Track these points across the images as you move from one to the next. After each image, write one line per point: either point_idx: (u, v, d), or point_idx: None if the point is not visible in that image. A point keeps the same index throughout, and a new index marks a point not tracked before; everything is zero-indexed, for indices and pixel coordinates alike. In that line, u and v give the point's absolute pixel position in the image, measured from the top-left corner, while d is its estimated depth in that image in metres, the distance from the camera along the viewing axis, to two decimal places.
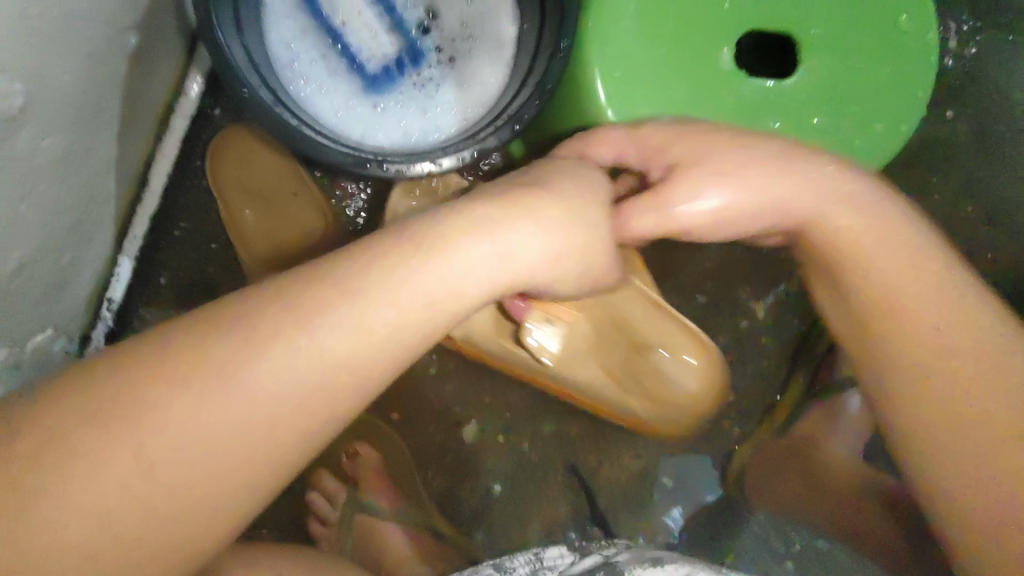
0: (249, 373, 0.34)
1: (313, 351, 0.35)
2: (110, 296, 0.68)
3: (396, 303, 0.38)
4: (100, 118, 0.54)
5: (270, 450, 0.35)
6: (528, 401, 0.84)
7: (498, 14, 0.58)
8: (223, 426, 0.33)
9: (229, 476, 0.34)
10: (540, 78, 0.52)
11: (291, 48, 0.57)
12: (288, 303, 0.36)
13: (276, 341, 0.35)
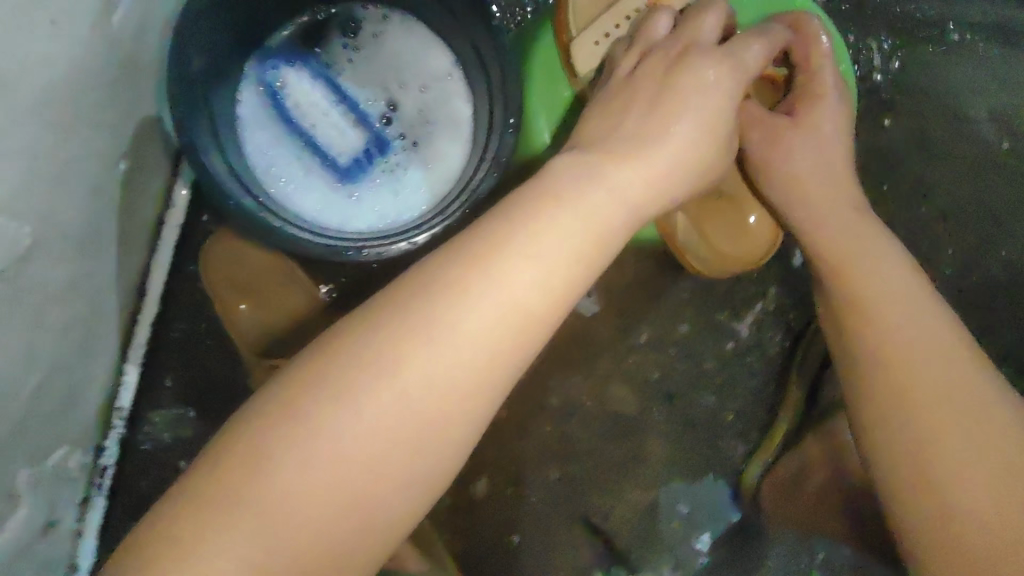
0: (338, 427, 0.37)
1: (397, 394, 0.38)
2: (119, 405, 0.71)
3: (464, 328, 0.39)
4: (98, 241, 0.59)
5: (379, 490, 0.38)
6: (533, 449, 0.86)
7: (452, 99, 0.63)
8: (350, 461, 0.37)
9: (346, 524, 0.37)
10: (495, 152, 0.57)
11: (268, 155, 0.62)
12: (361, 354, 0.38)
13: (356, 393, 0.37)
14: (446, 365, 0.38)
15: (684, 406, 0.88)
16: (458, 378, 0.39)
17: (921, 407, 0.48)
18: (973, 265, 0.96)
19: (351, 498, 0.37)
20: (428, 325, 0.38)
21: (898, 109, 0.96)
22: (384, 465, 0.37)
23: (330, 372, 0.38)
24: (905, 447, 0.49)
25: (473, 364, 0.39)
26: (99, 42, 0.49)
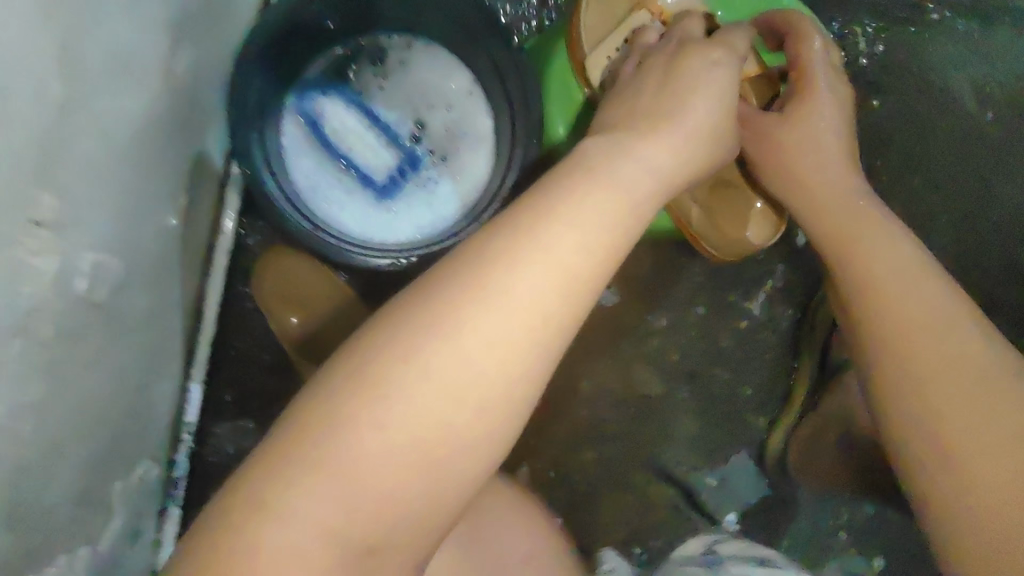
0: (400, 394, 0.37)
1: (457, 360, 0.38)
2: (186, 420, 0.76)
3: (517, 290, 0.39)
4: (166, 270, 0.64)
5: (437, 459, 0.37)
6: (567, 435, 0.91)
7: (476, 115, 0.69)
8: (413, 426, 0.37)
9: (406, 493, 0.37)
10: (519, 163, 0.63)
11: (313, 180, 0.68)
12: (422, 322, 0.39)
13: (417, 359, 0.38)
14: (501, 328, 0.39)
15: (705, 383, 0.94)
16: (515, 340, 0.39)
17: (915, 355, 0.50)
18: (966, 230, 1.02)
19: (414, 461, 0.37)
20: (480, 289, 0.39)
21: (885, 86, 1.01)
22: (443, 431, 0.37)
23: (390, 340, 0.38)
24: (913, 395, 0.49)
25: (526, 327, 0.39)
26: (165, 92, 0.55)
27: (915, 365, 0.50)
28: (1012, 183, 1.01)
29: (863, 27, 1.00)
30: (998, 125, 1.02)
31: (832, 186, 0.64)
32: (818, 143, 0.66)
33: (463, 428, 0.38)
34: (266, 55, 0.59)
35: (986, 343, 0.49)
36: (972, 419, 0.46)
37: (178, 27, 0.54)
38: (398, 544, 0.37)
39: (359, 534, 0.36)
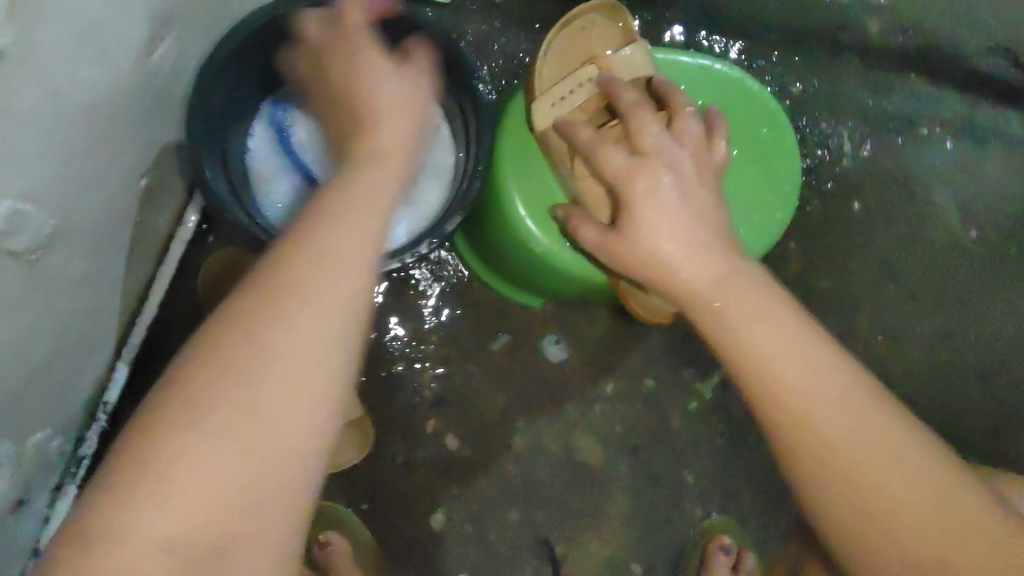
0: (232, 399, 0.39)
1: (280, 358, 0.40)
2: (106, 399, 0.77)
3: (307, 282, 0.43)
4: (113, 246, 0.66)
5: (278, 450, 0.40)
6: (493, 490, 0.87)
7: (438, 147, 0.72)
8: (245, 427, 0.39)
9: (249, 490, 0.39)
10: (463, 196, 0.65)
11: (270, 183, 0.71)
12: (243, 329, 0.41)
13: (241, 362, 0.40)
14: (301, 316, 0.42)
15: (646, 461, 0.90)
16: (311, 325, 0.42)
17: (822, 429, 0.47)
18: (939, 347, 1.00)
19: (240, 455, 0.39)
20: (271, 290, 0.42)
21: (869, 192, 1.01)
22: (275, 426, 0.40)
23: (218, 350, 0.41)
24: (835, 473, 0.46)
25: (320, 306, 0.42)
26: (138, 74, 0.57)
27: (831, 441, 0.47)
28: (991, 309, 1.01)
29: (849, 132, 1.03)
30: (983, 248, 1.03)
31: None
32: None
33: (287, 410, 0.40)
34: (240, 51, 0.63)
35: (874, 402, 0.48)
36: (892, 485, 0.45)
37: (163, 18, 0.57)
38: (248, 533, 0.39)
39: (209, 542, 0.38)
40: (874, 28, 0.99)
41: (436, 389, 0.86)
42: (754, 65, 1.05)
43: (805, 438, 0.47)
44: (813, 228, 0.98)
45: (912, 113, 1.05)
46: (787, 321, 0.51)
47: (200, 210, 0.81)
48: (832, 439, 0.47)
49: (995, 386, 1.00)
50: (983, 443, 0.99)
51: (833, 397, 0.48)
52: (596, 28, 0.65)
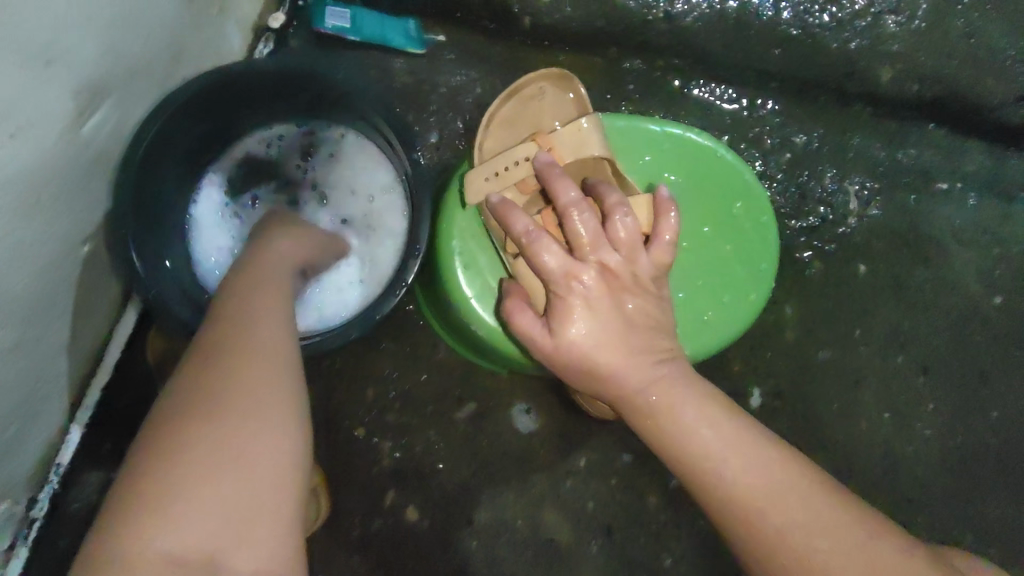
0: (210, 412, 0.39)
1: (242, 367, 0.42)
2: (58, 461, 0.75)
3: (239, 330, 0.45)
4: (52, 311, 0.65)
5: (262, 448, 0.39)
6: (455, 565, 0.82)
7: (385, 216, 0.75)
8: (224, 434, 0.38)
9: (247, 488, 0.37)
10: (398, 273, 0.64)
11: (217, 248, 0.74)
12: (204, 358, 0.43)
13: (213, 381, 0.41)
14: (250, 353, 0.44)
15: (620, 542, 0.84)
16: (261, 359, 0.44)
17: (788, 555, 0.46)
18: (955, 426, 0.91)
19: (234, 467, 0.37)
20: (210, 345, 0.44)
21: (877, 253, 0.93)
22: (252, 421, 0.40)
23: (187, 380, 0.41)
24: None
25: (264, 347, 0.45)
26: (67, 145, 0.58)
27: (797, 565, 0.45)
28: (1014, 383, 0.93)
29: (855, 188, 0.95)
30: (1008, 315, 0.94)
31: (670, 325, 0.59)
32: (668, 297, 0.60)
33: (267, 429, 0.40)
34: (183, 115, 0.64)
35: (822, 497, 0.48)
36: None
37: (95, 90, 0.58)
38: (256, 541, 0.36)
39: (212, 554, 0.35)
40: (886, 76, 0.93)
41: (396, 458, 0.82)
42: (752, 112, 0.97)
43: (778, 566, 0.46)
44: (813, 292, 0.91)
45: (927, 167, 0.97)
46: (713, 446, 0.51)
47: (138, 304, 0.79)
48: (793, 551, 0.46)
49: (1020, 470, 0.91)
50: (1005, 534, 0.90)
51: (759, 473, 0.49)
52: (544, 100, 0.65)
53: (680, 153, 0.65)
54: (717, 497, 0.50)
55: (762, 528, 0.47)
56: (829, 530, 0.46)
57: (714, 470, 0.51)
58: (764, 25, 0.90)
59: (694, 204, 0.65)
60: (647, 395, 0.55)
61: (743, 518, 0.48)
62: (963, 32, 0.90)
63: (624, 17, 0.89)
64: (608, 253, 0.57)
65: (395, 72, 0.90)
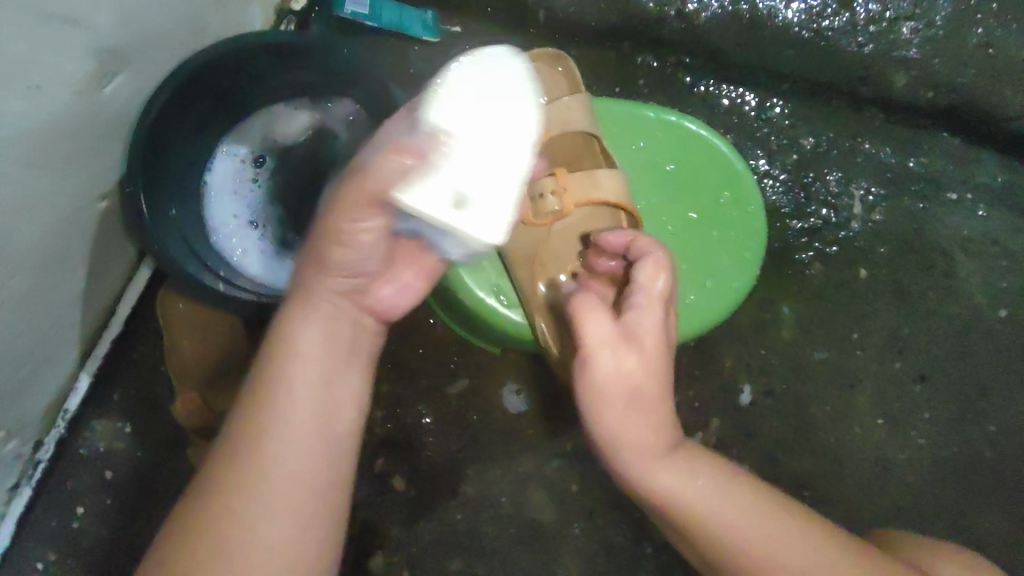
0: (258, 484, 0.44)
1: (291, 423, 0.46)
2: (66, 407, 0.79)
3: (301, 399, 0.47)
4: (66, 263, 0.69)
5: (305, 503, 0.45)
6: (438, 535, 0.84)
7: None
8: (274, 497, 0.44)
9: (297, 537, 0.44)
10: None
11: (225, 215, 0.78)
12: (255, 410, 0.46)
13: (261, 436, 0.45)
14: (304, 438, 0.46)
15: (602, 526, 0.85)
16: (310, 459, 0.46)
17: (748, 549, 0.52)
18: (951, 436, 0.90)
19: (283, 527, 0.43)
20: (272, 412, 0.46)
21: (880, 259, 0.93)
22: (304, 480, 0.45)
23: (244, 438, 0.45)
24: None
25: (320, 422, 0.47)
26: (83, 105, 0.62)
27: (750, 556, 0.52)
28: (1015, 398, 0.92)
29: (861, 193, 0.95)
30: (1011, 327, 0.94)
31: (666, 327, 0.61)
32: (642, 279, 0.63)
33: (306, 515, 0.44)
34: (193, 86, 0.67)
35: (772, 505, 0.54)
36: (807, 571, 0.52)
37: (113, 55, 0.62)
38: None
39: None
40: (900, 83, 0.93)
41: (387, 427, 0.84)
42: (761, 112, 0.97)
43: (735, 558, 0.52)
44: (812, 295, 0.91)
45: (939, 175, 0.97)
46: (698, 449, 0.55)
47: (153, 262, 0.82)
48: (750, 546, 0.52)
49: (1017, 484, 0.90)
50: (999, 550, 0.88)
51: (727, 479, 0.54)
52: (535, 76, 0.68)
53: (673, 141, 0.68)
54: (725, 548, 0.52)
55: (736, 553, 0.52)
56: (778, 528, 0.53)
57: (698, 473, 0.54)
58: (777, 27, 0.91)
59: (683, 189, 0.68)
60: (677, 452, 0.53)
61: (743, 565, 0.52)
62: (981, 41, 0.90)
63: (638, 13, 0.91)
64: (672, 282, 0.52)
65: (409, 56, 0.92)
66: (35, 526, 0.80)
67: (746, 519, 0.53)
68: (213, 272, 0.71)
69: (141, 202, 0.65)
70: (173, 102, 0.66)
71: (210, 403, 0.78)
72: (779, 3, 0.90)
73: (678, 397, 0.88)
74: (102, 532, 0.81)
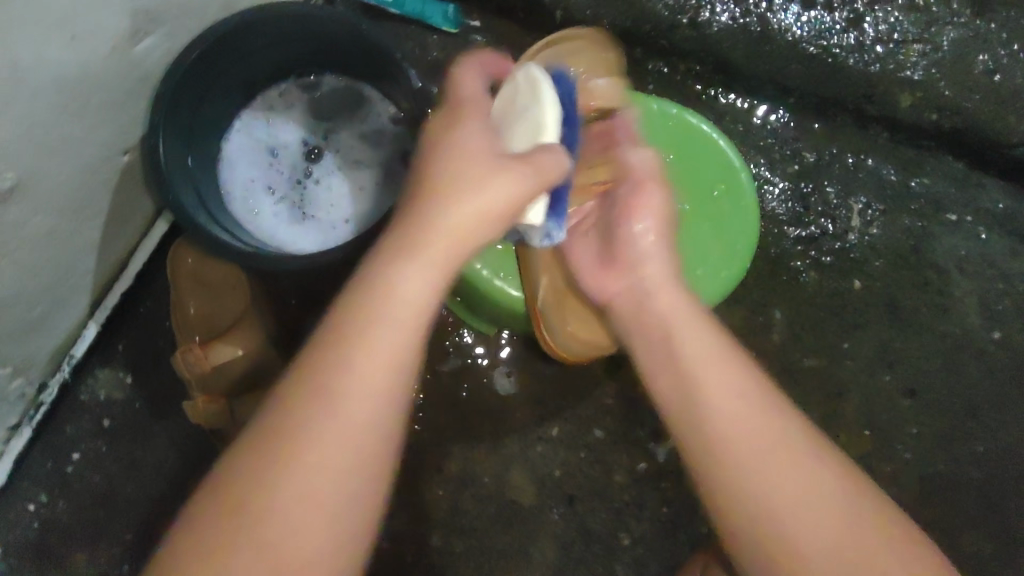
0: (318, 422, 0.47)
1: (365, 369, 0.48)
2: (72, 352, 0.82)
3: (379, 348, 0.49)
4: (87, 211, 0.73)
5: (362, 442, 0.48)
6: (420, 507, 0.85)
7: (389, 157, 0.84)
8: (329, 438, 0.47)
9: (348, 477, 0.47)
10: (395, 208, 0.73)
11: (239, 183, 0.81)
12: (336, 343, 0.49)
13: (329, 376, 0.48)
14: (367, 388, 0.48)
15: (581, 513, 0.86)
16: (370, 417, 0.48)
17: (773, 527, 0.51)
18: (936, 452, 0.92)
19: (342, 463, 0.47)
20: (361, 343, 0.49)
21: (876, 272, 0.95)
22: (360, 423, 0.48)
23: (317, 375, 0.48)
24: (792, 559, 0.50)
25: (388, 378, 0.49)
26: (116, 60, 0.66)
27: (772, 534, 0.51)
28: (1001, 419, 0.93)
29: (859, 207, 0.96)
30: (1006, 351, 0.94)
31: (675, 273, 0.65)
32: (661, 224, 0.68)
33: (356, 465, 0.47)
34: (221, 47, 0.72)
35: (802, 477, 0.52)
36: (831, 547, 0.50)
37: (147, 15, 0.66)
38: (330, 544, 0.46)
39: (324, 512, 0.46)
40: (905, 103, 0.93)
41: None
42: (767, 124, 0.99)
43: (757, 537, 0.51)
44: (804, 302, 0.94)
45: (939, 196, 0.97)
46: (718, 425, 0.54)
47: (168, 220, 0.85)
48: (771, 525, 0.51)
49: (996, 506, 0.92)
50: (968, 564, 0.91)
51: (749, 449, 0.53)
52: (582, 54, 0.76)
53: (674, 137, 0.75)
54: (753, 523, 0.51)
55: (762, 529, 0.51)
56: (805, 504, 0.51)
57: (712, 453, 0.54)
58: (785, 42, 0.93)
59: (681, 181, 0.75)
60: (702, 432, 0.54)
61: (763, 517, 0.51)
62: (986, 67, 0.91)
63: (652, 18, 0.93)
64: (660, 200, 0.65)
65: (429, 45, 0.97)
66: (34, 466, 0.83)
67: (743, 458, 0.53)
68: (222, 226, 0.74)
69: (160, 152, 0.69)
70: (200, 61, 0.70)
71: (208, 354, 0.80)
72: (789, 18, 0.92)
73: None
74: (94, 479, 0.84)
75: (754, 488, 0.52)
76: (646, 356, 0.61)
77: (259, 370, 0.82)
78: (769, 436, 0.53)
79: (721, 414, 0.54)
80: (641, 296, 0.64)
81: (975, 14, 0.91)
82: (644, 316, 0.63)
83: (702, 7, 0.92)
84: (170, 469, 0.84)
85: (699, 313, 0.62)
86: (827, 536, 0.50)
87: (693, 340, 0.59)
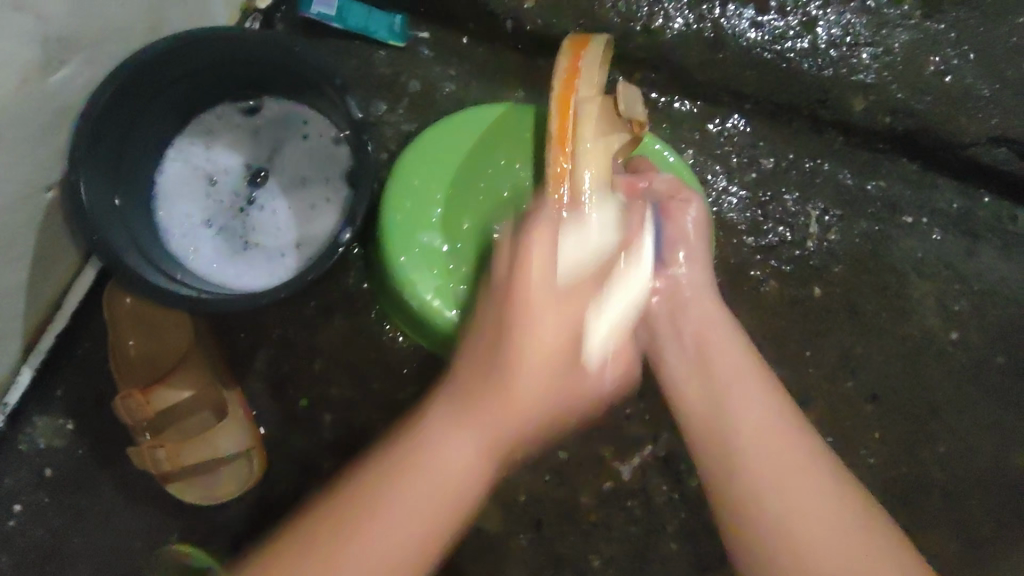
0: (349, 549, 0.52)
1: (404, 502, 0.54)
2: (6, 401, 0.77)
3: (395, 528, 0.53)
4: (9, 252, 0.68)
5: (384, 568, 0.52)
6: None
7: (331, 177, 0.80)
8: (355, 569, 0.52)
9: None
10: (336, 242, 0.70)
11: (177, 219, 0.78)
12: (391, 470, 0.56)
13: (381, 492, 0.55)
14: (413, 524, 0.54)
15: (548, 537, 0.85)
16: None
17: (760, 504, 0.57)
18: (901, 456, 0.93)
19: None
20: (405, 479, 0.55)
21: (836, 278, 0.95)
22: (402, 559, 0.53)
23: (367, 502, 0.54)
24: (775, 535, 0.55)
25: (428, 545, 0.54)
26: (28, 93, 0.62)
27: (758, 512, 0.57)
28: (962, 419, 0.94)
29: (817, 214, 0.96)
30: (964, 351, 0.95)
31: (705, 285, 0.72)
32: (684, 239, 0.73)
33: None
34: (144, 76, 0.68)
35: (794, 467, 0.58)
36: (809, 524, 0.55)
37: (61, 44, 0.62)
38: None
39: None
40: (857, 107, 0.93)
41: (334, 432, 0.83)
42: (723, 131, 0.97)
43: (748, 517, 0.57)
44: (765, 311, 0.93)
45: (895, 198, 0.97)
46: (719, 412, 0.63)
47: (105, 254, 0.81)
48: (759, 502, 0.57)
49: (961, 505, 0.92)
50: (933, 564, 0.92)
51: (745, 432, 0.61)
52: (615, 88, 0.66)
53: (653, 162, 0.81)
54: (742, 500, 0.58)
55: (748, 505, 0.57)
56: (793, 485, 0.57)
57: (713, 438, 0.62)
58: (740, 47, 0.92)
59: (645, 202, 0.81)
60: (708, 424, 0.63)
61: (751, 494, 0.58)
62: (937, 69, 0.91)
63: (603, 27, 0.91)
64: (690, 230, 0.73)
65: (375, 61, 0.93)
66: None
67: (761, 447, 0.59)
68: (156, 268, 0.70)
69: (82, 191, 0.65)
70: (126, 86, 0.67)
71: (151, 399, 0.77)
72: (743, 24, 0.91)
73: (629, 412, 0.87)
74: (38, 532, 0.79)
75: (743, 469, 0.59)
76: (673, 365, 0.68)
77: (207, 406, 0.79)
78: (764, 427, 0.61)
79: (718, 404, 0.63)
80: (677, 308, 0.70)
81: (923, 16, 0.91)
82: (683, 335, 0.69)
83: (655, 13, 0.91)
84: (119, 518, 0.81)
85: (744, 343, 0.68)
86: (806, 516, 0.55)
87: (710, 346, 0.67)
